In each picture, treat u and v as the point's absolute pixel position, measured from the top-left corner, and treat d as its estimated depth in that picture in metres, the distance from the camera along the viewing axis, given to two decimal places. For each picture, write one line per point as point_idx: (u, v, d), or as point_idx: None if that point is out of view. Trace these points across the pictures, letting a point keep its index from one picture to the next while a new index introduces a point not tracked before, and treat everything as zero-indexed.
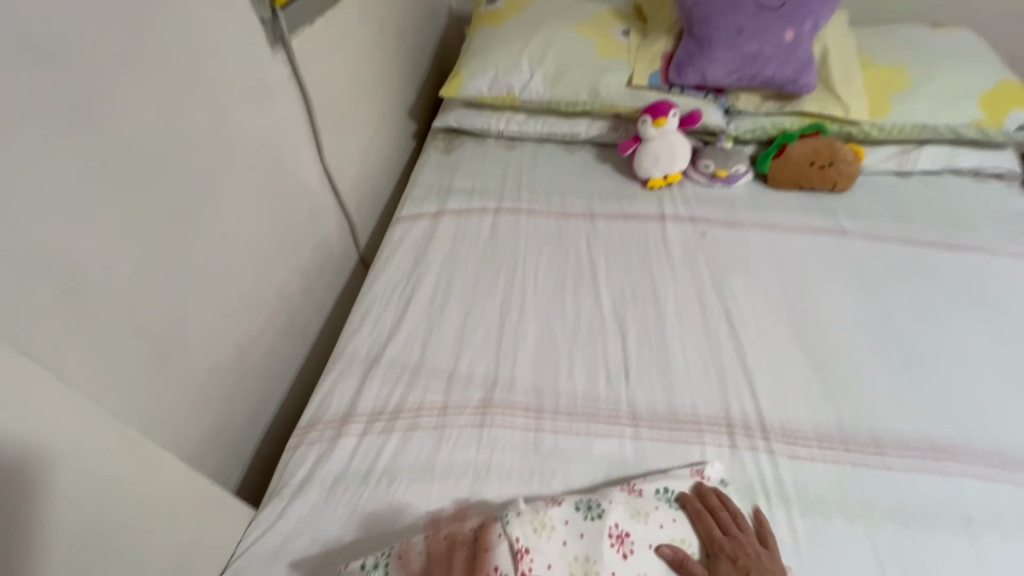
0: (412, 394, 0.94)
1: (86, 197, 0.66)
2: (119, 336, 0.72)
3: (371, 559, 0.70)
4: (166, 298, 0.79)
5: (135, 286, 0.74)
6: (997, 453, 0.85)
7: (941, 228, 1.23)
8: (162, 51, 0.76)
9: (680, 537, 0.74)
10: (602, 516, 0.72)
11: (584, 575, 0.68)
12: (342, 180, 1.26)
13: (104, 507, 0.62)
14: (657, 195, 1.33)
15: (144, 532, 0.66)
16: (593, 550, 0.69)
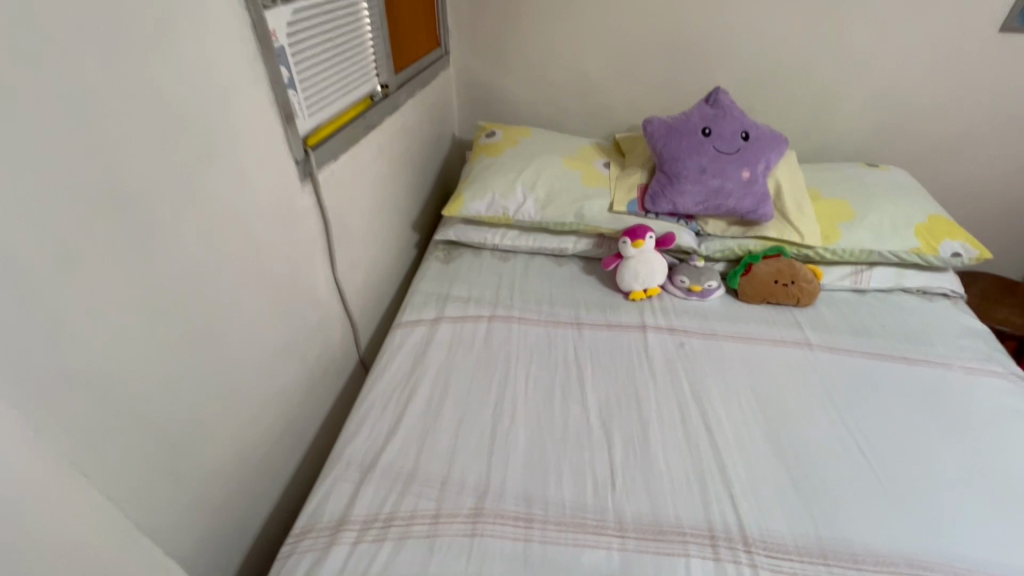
0: (406, 501, 0.97)
1: (134, 317, 0.75)
2: (141, 446, 0.77)
3: None
4: (186, 407, 0.85)
5: (161, 397, 0.80)
6: (968, 566, 0.88)
7: (897, 343, 1.34)
8: (214, 191, 0.89)
9: None
10: None
11: None
12: (350, 289, 1.37)
13: None
14: (638, 306, 1.45)
15: None
16: None
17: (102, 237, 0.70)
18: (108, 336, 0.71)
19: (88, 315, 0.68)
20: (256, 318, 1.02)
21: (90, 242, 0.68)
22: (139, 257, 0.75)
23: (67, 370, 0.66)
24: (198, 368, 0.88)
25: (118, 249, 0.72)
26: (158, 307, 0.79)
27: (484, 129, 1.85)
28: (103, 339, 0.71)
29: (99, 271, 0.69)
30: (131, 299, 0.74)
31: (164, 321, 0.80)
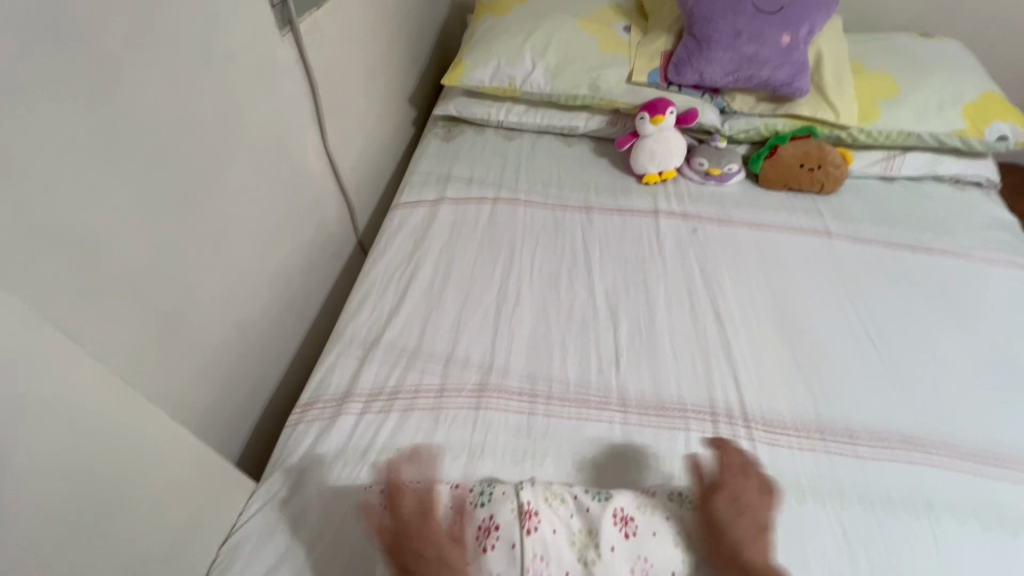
0: (410, 376, 0.97)
1: (100, 174, 0.68)
2: (125, 310, 0.73)
3: (390, 482, 0.80)
4: (172, 276, 0.80)
5: (143, 262, 0.75)
6: (958, 443, 0.91)
7: (921, 233, 1.28)
8: (172, 29, 0.76)
9: (652, 529, 0.74)
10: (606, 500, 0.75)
11: (583, 548, 0.71)
12: (343, 165, 1.27)
13: (119, 473, 0.65)
14: (652, 190, 1.37)
15: (155, 500, 0.69)
16: (595, 526, 0.72)
17: (47, 74, 0.60)
18: (73, 193, 0.65)
19: (35, 165, 0.60)
20: (242, 187, 0.95)
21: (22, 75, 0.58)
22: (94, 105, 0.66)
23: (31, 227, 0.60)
24: (180, 235, 0.81)
25: (68, 91, 0.63)
26: (119, 159, 0.70)
27: None
28: (69, 197, 0.64)
29: (40, 113, 0.60)
30: (85, 149, 0.66)
31: (131, 176, 0.72)
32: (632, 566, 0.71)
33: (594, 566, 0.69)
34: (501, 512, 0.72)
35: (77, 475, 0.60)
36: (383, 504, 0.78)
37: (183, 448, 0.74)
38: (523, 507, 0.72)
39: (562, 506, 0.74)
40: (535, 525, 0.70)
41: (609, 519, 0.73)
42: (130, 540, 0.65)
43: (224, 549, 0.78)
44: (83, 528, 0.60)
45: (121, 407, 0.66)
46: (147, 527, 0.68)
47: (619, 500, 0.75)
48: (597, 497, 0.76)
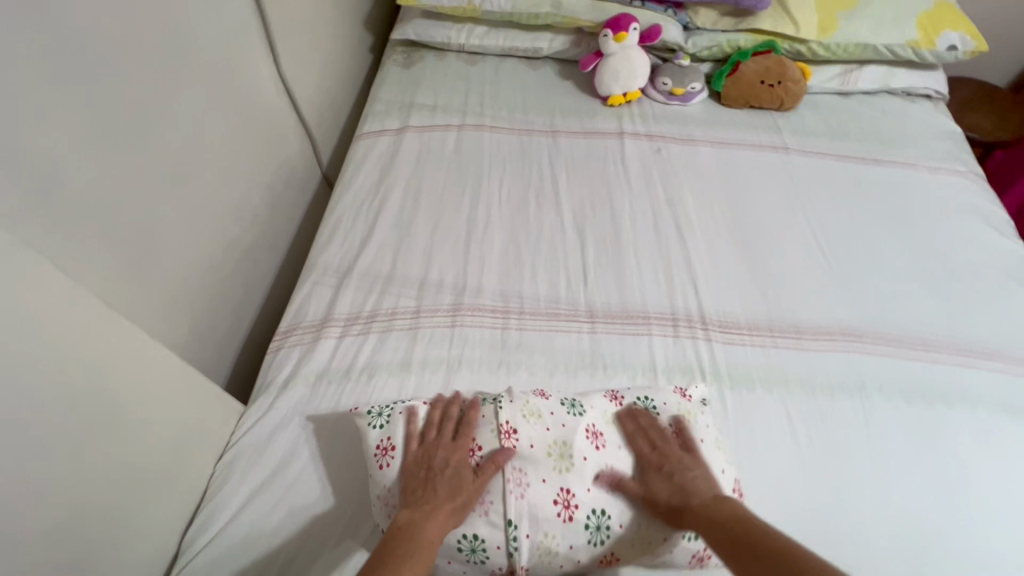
0: (386, 300, 1.00)
1: (40, 96, 0.66)
2: (88, 236, 0.73)
3: (378, 408, 0.80)
4: (130, 203, 0.79)
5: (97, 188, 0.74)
6: (891, 334, 1.00)
7: (872, 145, 1.33)
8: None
9: (562, 441, 0.76)
10: (582, 414, 0.80)
11: (560, 456, 0.75)
12: (300, 93, 1.23)
13: (110, 391, 0.67)
14: (616, 112, 1.37)
15: (149, 417, 0.73)
16: (570, 437, 0.77)
17: None
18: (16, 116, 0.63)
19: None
20: (195, 115, 0.92)
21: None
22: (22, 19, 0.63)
23: None
24: (134, 162, 0.79)
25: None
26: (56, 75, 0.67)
27: None
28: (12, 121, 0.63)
29: None
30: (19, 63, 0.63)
31: (70, 96, 0.70)
32: (600, 472, 0.76)
33: (568, 473, 0.75)
34: (482, 434, 0.77)
35: (67, 390, 0.62)
36: (376, 430, 0.78)
37: (167, 370, 0.77)
38: (503, 427, 0.77)
39: (539, 422, 0.78)
40: (516, 442, 0.75)
41: (582, 432, 0.78)
42: (130, 453, 0.69)
43: (220, 465, 0.82)
44: (80, 438, 0.63)
45: (96, 330, 0.68)
46: (145, 440, 0.71)
47: (590, 415, 0.80)
48: (573, 411, 0.80)
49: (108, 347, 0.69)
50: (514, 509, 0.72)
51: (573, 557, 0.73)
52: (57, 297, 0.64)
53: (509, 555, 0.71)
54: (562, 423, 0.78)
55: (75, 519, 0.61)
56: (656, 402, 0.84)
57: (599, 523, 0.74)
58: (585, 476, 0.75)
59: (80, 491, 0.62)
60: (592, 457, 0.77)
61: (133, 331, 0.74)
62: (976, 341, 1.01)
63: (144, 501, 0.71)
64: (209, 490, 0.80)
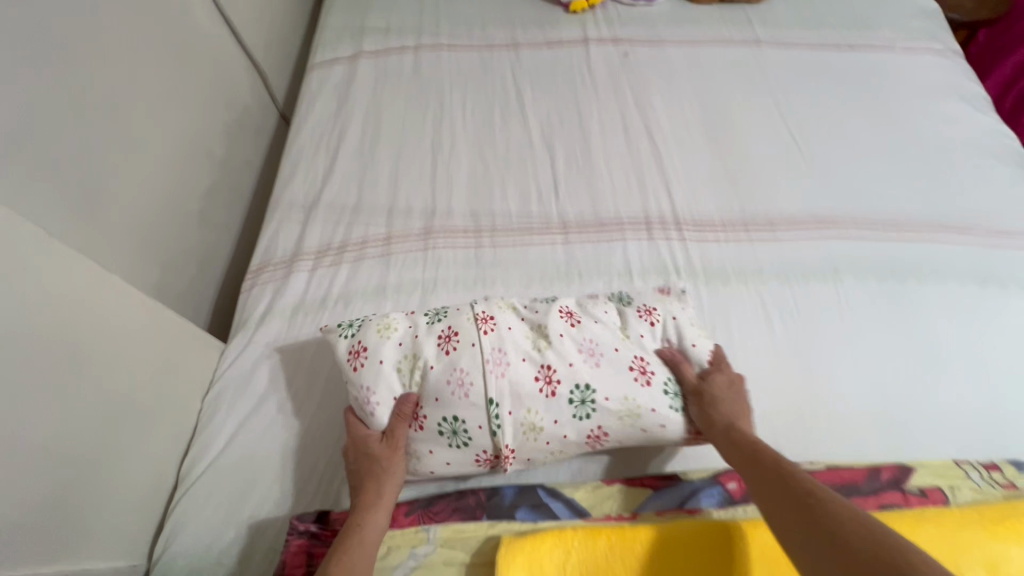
0: (356, 230, 0.98)
1: None
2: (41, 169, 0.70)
3: (348, 319, 0.76)
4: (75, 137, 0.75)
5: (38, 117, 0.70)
6: (866, 218, 1.00)
7: (846, 31, 1.28)
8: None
9: (538, 324, 0.73)
10: (555, 302, 0.76)
11: (538, 339, 0.72)
12: (242, 22, 1.16)
13: (88, 334, 0.67)
14: (580, 19, 1.30)
15: (129, 356, 0.73)
16: (546, 318, 0.73)
17: None
18: None
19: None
20: (134, 49, 0.87)
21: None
22: None
23: None
24: (73, 92, 0.75)
25: None
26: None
27: None
28: None
29: None
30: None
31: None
32: (582, 349, 0.71)
33: (546, 350, 0.71)
34: (458, 320, 0.72)
35: (47, 335, 0.61)
36: (347, 338, 0.74)
37: (142, 312, 0.76)
38: (479, 314, 0.72)
39: (514, 313, 0.75)
40: (492, 326, 0.71)
41: (556, 314, 0.74)
42: (112, 391, 0.69)
43: (207, 400, 0.83)
44: (60, 374, 0.62)
45: (70, 275, 0.66)
46: (125, 379, 0.71)
47: (563, 301, 0.76)
48: (545, 301, 0.77)
49: (79, 284, 0.67)
50: (495, 388, 0.68)
51: (558, 433, 0.69)
52: (28, 242, 0.61)
53: (493, 434, 0.68)
54: (535, 312, 0.75)
55: (66, 456, 0.62)
56: (631, 296, 0.81)
57: (584, 398, 0.69)
58: (566, 352, 0.70)
59: (63, 424, 0.62)
60: (571, 335, 0.72)
61: (105, 275, 0.72)
62: (952, 216, 1.01)
63: (131, 435, 0.72)
64: (200, 424, 0.82)
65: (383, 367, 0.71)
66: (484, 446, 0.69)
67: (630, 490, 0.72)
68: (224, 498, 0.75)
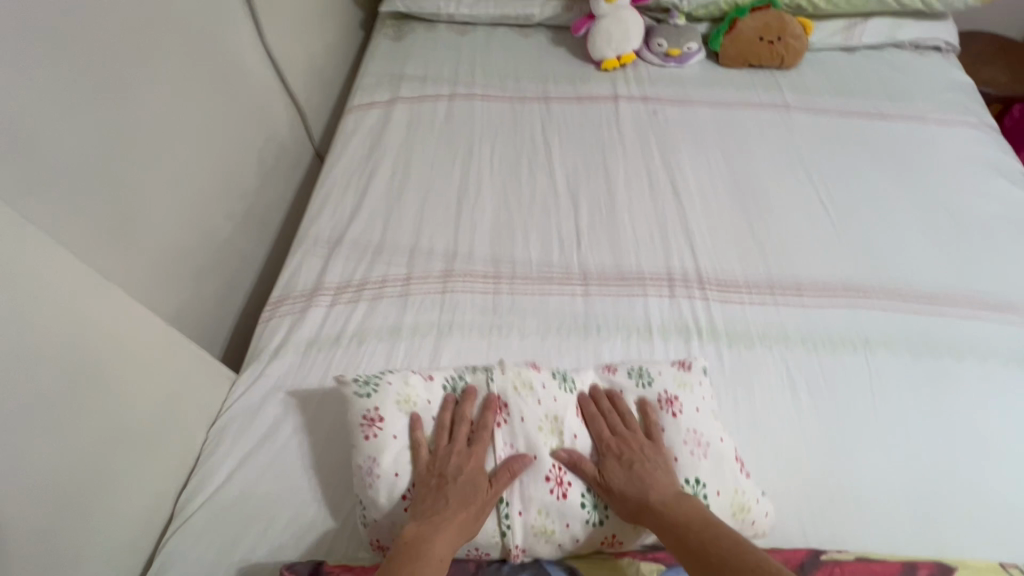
0: (377, 268, 0.99)
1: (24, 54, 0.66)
2: (63, 191, 0.71)
3: (364, 376, 0.75)
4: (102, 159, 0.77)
5: (67, 140, 0.72)
6: (896, 288, 0.97)
7: (878, 100, 1.28)
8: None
9: (554, 414, 0.73)
10: (573, 388, 0.76)
11: (552, 432, 0.72)
12: (287, 65, 1.22)
13: (107, 355, 0.69)
14: (611, 76, 1.33)
15: (141, 379, 0.73)
16: (561, 410, 0.73)
17: None
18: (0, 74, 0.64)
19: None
20: (178, 85, 0.91)
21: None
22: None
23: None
24: (105, 116, 0.77)
25: None
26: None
27: None
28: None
29: None
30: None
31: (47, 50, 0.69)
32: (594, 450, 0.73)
33: (559, 449, 0.71)
34: (471, 406, 0.74)
35: (61, 349, 0.63)
36: (362, 400, 0.73)
37: (155, 338, 0.78)
38: (492, 401, 0.74)
39: (531, 394, 0.74)
40: (506, 417, 0.72)
41: (572, 406, 0.75)
42: (123, 412, 0.70)
43: (212, 432, 0.82)
44: (55, 384, 0.62)
45: (90, 297, 0.69)
46: (136, 401, 0.72)
47: (582, 388, 0.77)
48: (563, 383, 0.76)
49: (68, 299, 0.66)
50: (506, 487, 0.69)
51: (570, 535, 0.69)
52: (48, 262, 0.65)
53: (501, 534, 0.68)
54: (553, 398, 0.74)
55: (68, 475, 0.62)
56: (651, 373, 0.78)
57: (596, 502, 0.70)
58: (577, 452, 0.71)
59: (47, 446, 0.60)
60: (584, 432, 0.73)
61: (126, 302, 0.76)
62: (989, 292, 0.97)
63: (125, 466, 0.69)
64: (202, 456, 0.80)
65: (393, 442, 0.71)
66: (489, 547, 0.68)
67: (643, 563, 0.66)
68: (215, 535, 0.73)
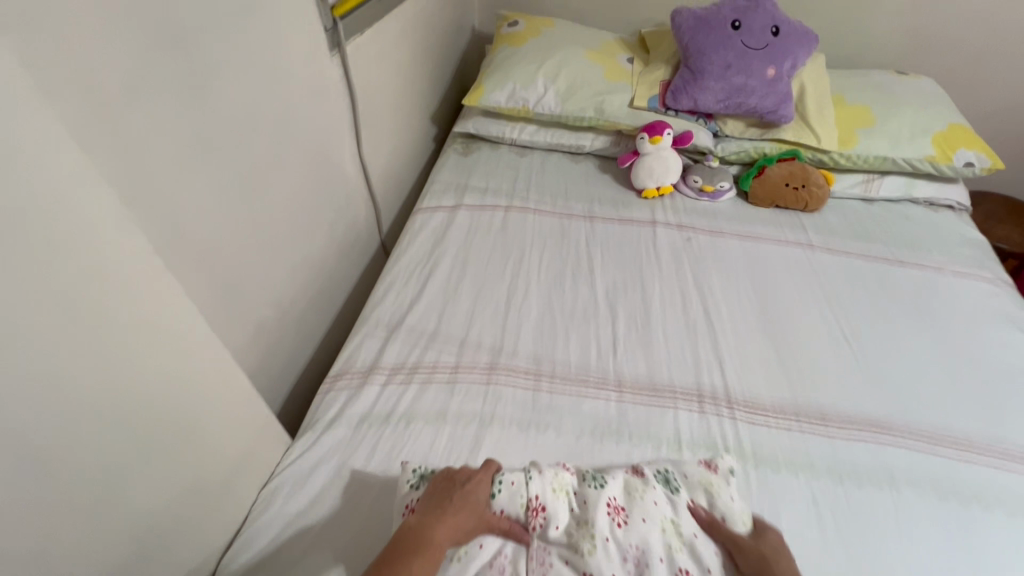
0: (429, 354, 1.09)
1: (196, 166, 0.78)
2: (195, 280, 0.82)
3: (417, 469, 0.84)
4: (231, 251, 0.88)
5: (213, 235, 0.84)
6: (921, 429, 1.01)
7: (897, 248, 1.40)
8: (256, 25, 0.87)
9: (587, 521, 0.77)
10: (603, 488, 0.81)
11: (582, 537, 0.75)
12: (375, 170, 1.39)
13: (207, 426, 0.74)
14: (651, 204, 1.50)
15: (222, 447, 0.78)
16: (591, 515, 0.77)
17: (167, 86, 0.71)
18: (174, 178, 0.75)
19: (138, 132, 0.68)
20: (294, 186, 1.05)
21: (135, 44, 0.66)
22: (195, 109, 0.77)
23: (149, 202, 0.71)
24: (240, 216, 0.90)
25: (180, 97, 0.74)
26: (190, 128, 0.76)
27: (505, 18, 1.78)
28: (172, 182, 0.74)
29: (161, 113, 0.71)
30: (175, 122, 0.74)
31: (211, 161, 0.81)
32: (623, 555, 0.75)
33: (591, 556, 0.73)
34: (511, 505, 0.79)
35: (174, 421, 0.69)
36: (409, 490, 0.82)
37: (245, 412, 0.83)
38: (532, 501, 0.79)
39: (566, 498, 0.80)
40: (543, 519, 0.77)
41: (603, 509, 0.78)
42: (200, 476, 0.74)
43: (263, 494, 0.88)
44: (160, 449, 0.67)
45: (214, 373, 0.75)
46: (211, 467, 0.76)
47: (612, 490, 0.81)
48: (593, 483, 0.81)
49: (198, 375, 0.72)
50: None
51: None
52: (195, 342, 0.72)
53: None
54: (581, 502, 0.80)
55: (141, 535, 0.66)
56: (676, 478, 0.85)
57: None
58: (609, 561, 0.73)
59: (136, 507, 0.64)
60: (615, 536, 0.76)
61: (241, 378, 0.81)
62: (1013, 443, 1.00)
63: (190, 524, 0.74)
64: (251, 515, 0.85)
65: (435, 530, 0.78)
66: None
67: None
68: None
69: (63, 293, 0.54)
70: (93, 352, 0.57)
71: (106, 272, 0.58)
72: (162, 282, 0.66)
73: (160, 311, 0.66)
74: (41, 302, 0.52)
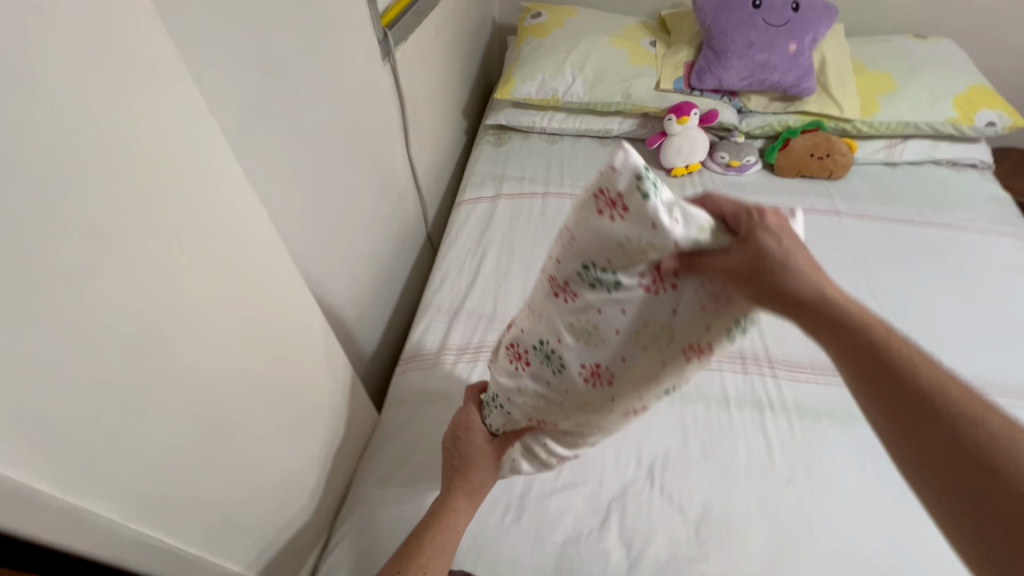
0: (490, 335, 1.19)
1: (290, 180, 0.88)
2: None
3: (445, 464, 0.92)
4: (318, 254, 0.99)
5: (304, 240, 0.94)
6: None
7: (922, 209, 1.46)
8: (327, 48, 0.96)
9: (581, 398, 0.70)
10: (565, 364, 0.68)
11: (583, 402, 0.70)
12: (420, 167, 1.48)
13: (323, 407, 0.86)
14: (680, 181, 1.57)
15: (331, 424, 0.90)
16: (578, 391, 0.69)
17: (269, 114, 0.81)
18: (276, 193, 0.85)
19: (251, 156, 0.78)
20: (360, 190, 1.15)
21: (247, 81, 0.75)
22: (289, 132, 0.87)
23: None
24: (323, 222, 1.00)
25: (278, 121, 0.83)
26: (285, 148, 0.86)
27: (528, 10, 1.84)
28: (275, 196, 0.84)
29: (267, 139, 0.81)
30: (275, 144, 0.84)
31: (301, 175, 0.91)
32: (635, 381, 0.66)
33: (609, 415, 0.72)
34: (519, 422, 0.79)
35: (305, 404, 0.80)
36: None
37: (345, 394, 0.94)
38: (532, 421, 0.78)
39: (539, 388, 0.73)
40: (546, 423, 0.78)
41: (580, 377, 0.68)
42: (318, 450, 0.86)
43: (361, 464, 1.00)
44: (295, 428, 0.78)
45: (328, 364, 0.86)
46: (325, 441, 0.88)
47: (572, 360, 0.67)
48: (551, 362, 0.69)
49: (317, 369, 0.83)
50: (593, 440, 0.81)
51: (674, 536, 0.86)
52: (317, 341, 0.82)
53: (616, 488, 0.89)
54: (562, 390, 0.70)
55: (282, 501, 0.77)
56: (601, 267, 0.60)
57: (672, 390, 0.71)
58: (627, 401, 0.70)
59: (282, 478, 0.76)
60: (614, 384, 0.67)
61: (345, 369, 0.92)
62: None
63: (312, 491, 0.86)
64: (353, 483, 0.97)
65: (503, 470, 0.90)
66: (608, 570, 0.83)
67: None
68: (354, 553, 0.88)
69: (238, 317, 0.63)
70: (256, 355, 0.67)
71: (264, 294, 0.67)
72: (297, 297, 0.75)
73: (294, 317, 0.76)
74: (227, 324, 0.62)
